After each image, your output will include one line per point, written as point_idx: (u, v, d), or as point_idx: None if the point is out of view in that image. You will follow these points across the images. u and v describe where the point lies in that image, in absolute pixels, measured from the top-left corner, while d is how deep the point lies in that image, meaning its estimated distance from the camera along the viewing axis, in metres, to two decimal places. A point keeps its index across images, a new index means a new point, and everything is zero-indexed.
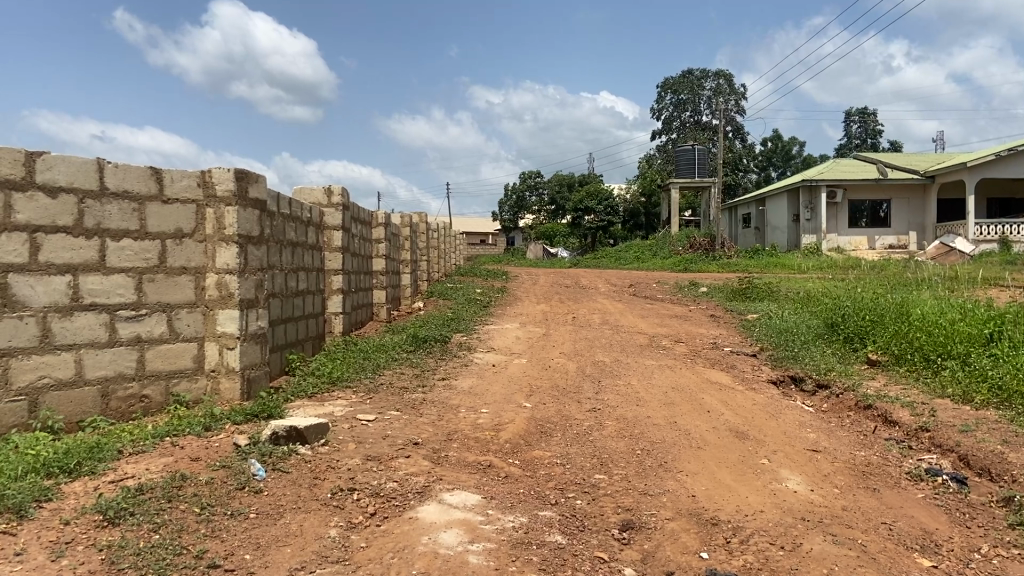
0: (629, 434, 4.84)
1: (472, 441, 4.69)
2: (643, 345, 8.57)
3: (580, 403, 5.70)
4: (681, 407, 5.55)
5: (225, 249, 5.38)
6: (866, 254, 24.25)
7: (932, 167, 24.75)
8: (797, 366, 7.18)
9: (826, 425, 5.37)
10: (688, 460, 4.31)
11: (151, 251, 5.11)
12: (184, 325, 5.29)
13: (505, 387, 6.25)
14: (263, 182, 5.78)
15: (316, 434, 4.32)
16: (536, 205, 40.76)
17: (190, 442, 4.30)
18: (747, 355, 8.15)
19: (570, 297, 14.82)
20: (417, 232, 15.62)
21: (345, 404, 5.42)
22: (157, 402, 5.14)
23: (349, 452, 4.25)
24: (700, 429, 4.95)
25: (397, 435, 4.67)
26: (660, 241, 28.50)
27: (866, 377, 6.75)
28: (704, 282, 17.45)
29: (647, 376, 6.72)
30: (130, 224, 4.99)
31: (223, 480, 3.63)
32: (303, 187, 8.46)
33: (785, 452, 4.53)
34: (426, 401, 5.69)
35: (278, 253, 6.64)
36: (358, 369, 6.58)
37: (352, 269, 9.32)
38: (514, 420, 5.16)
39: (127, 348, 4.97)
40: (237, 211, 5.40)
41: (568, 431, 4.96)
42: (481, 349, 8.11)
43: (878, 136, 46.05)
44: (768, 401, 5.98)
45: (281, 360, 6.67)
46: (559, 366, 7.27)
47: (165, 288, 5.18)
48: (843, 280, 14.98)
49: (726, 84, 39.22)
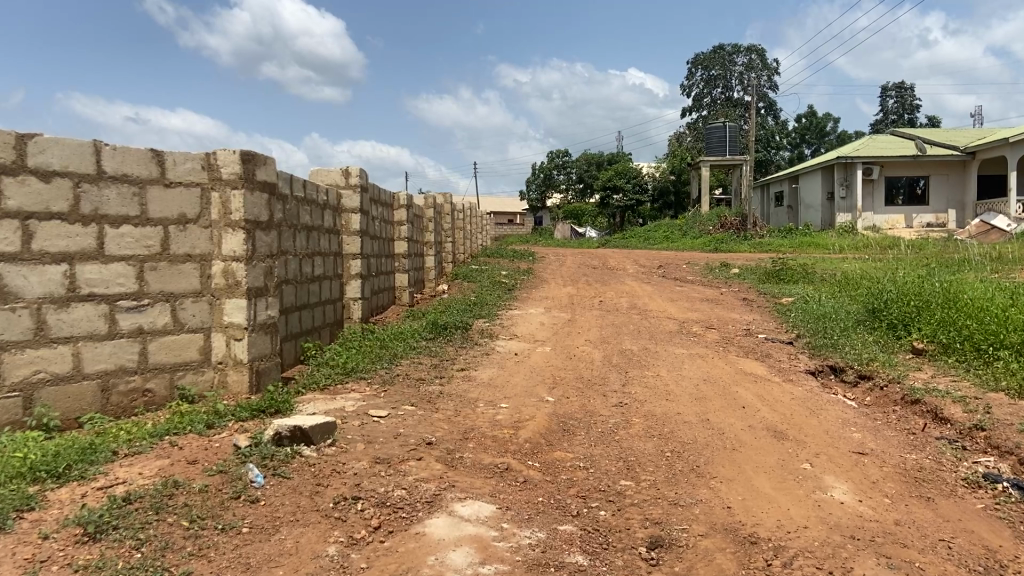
0: (658, 433, 4.50)
1: (490, 441, 4.38)
2: (673, 333, 8.20)
3: (606, 398, 5.36)
4: (713, 402, 5.19)
5: (231, 235, 5.10)
6: (904, 232, 23.51)
7: (973, 142, 23.83)
8: (837, 355, 6.77)
9: (871, 422, 4.98)
10: (723, 465, 3.97)
11: (152, 238, 4.85)
12: (189, 315, 5.04)
13: (527, 379, 5.93)
14: (272, 163, 5.49)
15: (322, 434, 4.05)
16: (564, 183, 40.21)
17: (189, 443, 4.06)
18: (783, 343, 7.74)
19: (597, 279, 14.44)
20: (442, 213, 15.31)
21: (357, 398, 5.15)
22: (161, 396, 4.91)
23: (357, 454, 3.97)
24: (735, 427, 4.60)
25: (409, 434, 4.38)
26: (689, 221, 27.90)
27: (912, 368, 6.33)
28: (736, 262, 16.95)
29: (677, 367, 6.36)
30: (129, 210, 4.73)
31: (218, 488, 3.37)
32: (319, 169, 8.18)
33: (829, 455, 4.16)
34: (443, 395, 5.40)
35: (291, 238, 6.37)
36: (373, 359, 6.31)
37: (371, 253, 9.04)
38: (535, 416, 4.85)
39: (129, 340, 4.74)
40: (244, 194, 5.11)
41: (592, 429, 4.63)
42: (504, 336, 7.80)
43: (916, 111, 44.71)
44: (808, 395, 5.59)
45: (295, 349, 6.43)
46: (584, 355, 6.94)
47: (168, 276, 4.93)
48: (882, 261, 14.40)
49: (758, 59, 38.27)
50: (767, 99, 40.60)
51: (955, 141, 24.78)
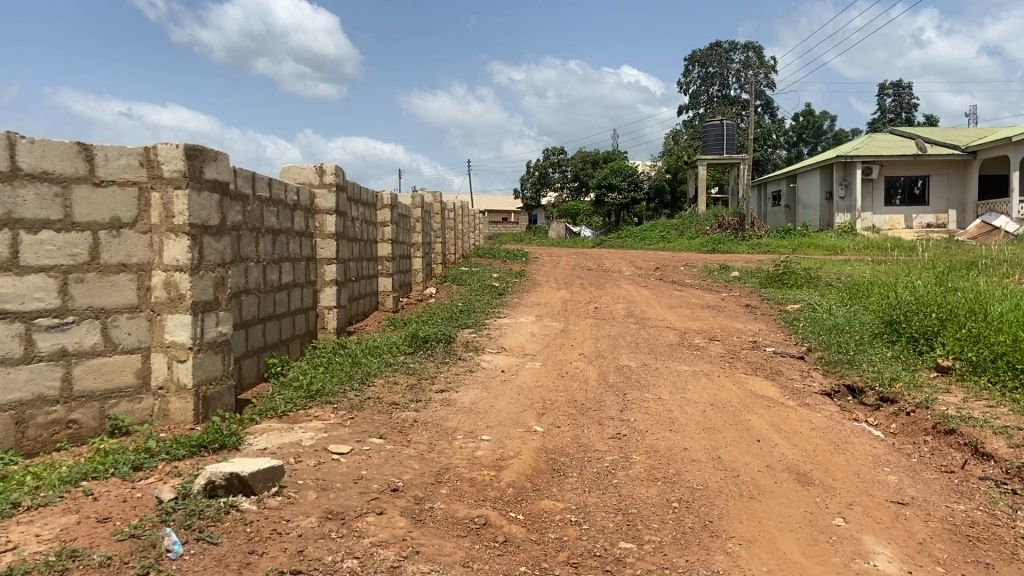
0: (663, 477, 3.86)
1: (467, 485, 3.75)
2: (674, 345, 7.57)
3: (602, 427, 4.72)
4: (724, 434, 4.55)
5: (174, 242, 4.46)
6: (904, 233, 22.94)
7: (975, 142, 23.24)
8: (855, 373, 6.17)
9: (905, 460, 4.36)
10: (740, 521, 3.35)
11: (79, 246, 4.20)
12: (123, 333, 4.39)
13: (513, 403, 5.29)
14: (223, 160, 4.84)
15: (264, 482, 3.41)
16: (559, 181, 39.58)
17: (107, 492, 3.42)
18: (794, 357, 7.12)
19: (591, 282, 13.80)
20: (431, 212, 14.64)
21: (317, 429, 4.50)
22: (88, 428, 4.26)
23: (305, 507, 3.33)
24: (751, 468, 3.99)
25: (373, 477, 3.74)
26: (687, 219, 27.27)
27: (940, 390, 5.71)
28: (734, 265, 16.31)
29: (681, 389, 5.72)
30: (50, 213, 4.09)
31: (124, 562, 2.73)
32: (291, 167, 7.56)
33: (864, 507, 3.55)
34: (417, 423, 4.75)
35: (253, 243, 5.74)
36: (343, 378, 5.65)
37: (349, 256, 8.39)
38: (521, 453, 4.22)
39: (49, 364, 4.09)
40: (189, 195, 4.47)
41: (586, 470, 4.00)
42: (490, 350, 7.15)
43: (913, 110, 44.22)
44: (829, 423, 4.95)
45: (256, 366, 5.78)
46: (577, 373, 6.29)
47: (98, 290, 4.28)
48: (890, 264, 13.73)
49: (754, 57, 37.71)
50: (764, 97, 40.04)
51: (955, 142, 24.22)
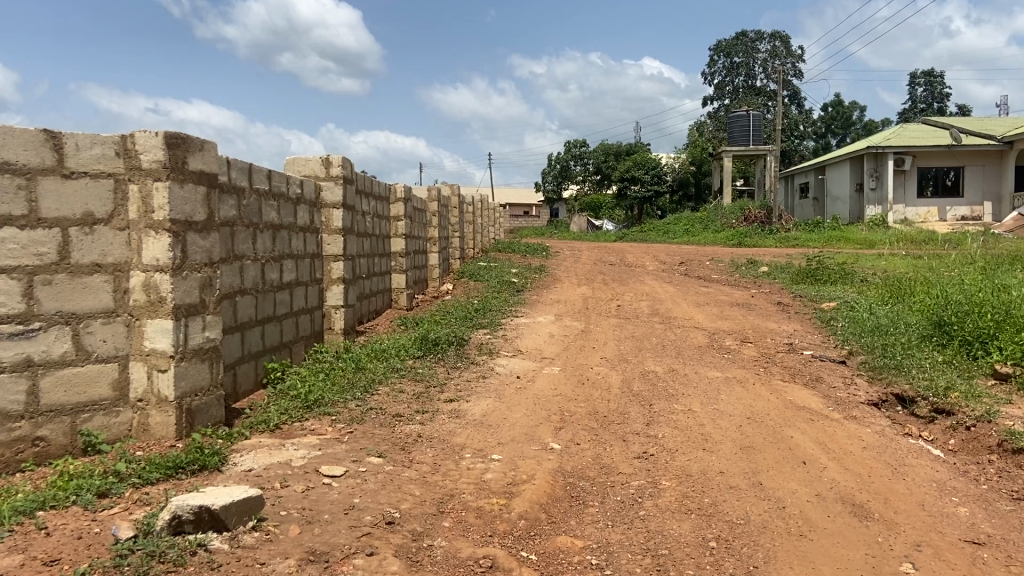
0: (697, 508, 3.37)
1: (473, 517, 3.29)
2: (703, 348, 7.06)
3: (627, 445, 4.24)
4: (765, 455, 4.05)
5: (154, 240, 4.04)
6: (938, 226, 22.15)
7: (1012, 131, 22.35)
8: (904, 380, 5.62)
9: (973, 485, 3.85)
10: (790, 566, 2.86)
11: (46, 244, 3.80)
12: (97, 340, 3.98)
13: (528, 416, 4.83)
14: (209, 149, 4.41)
15: (240, 515, 2.98)
16: (581, 174, 39.14)
17: (63, 525, 2.99)
18: (834, 361, 6.58)
19: (614, 278, 13.29)
20: (450, 207, 14.22)
21: (310, 447, 4.06)
22: (57, 445, 3.86)
23: (285, 546, 2.89)
24: (797, 497, 3.50)
25: (366, 507, 3.29)
26: (711, 212, 26.59)
27: (1001, 401, 5.15)
28: (762, 259, 15.71)
29: (712, 398, 5.22)
30: (13, 208, 3.69)
31: None
32: (295, 159, 7.13)
33: (935, 548, 3.05)
34: (421, 439, 4.30)
35: (249, 239, 5.32)
36: (344, 386, 5.21)
37: (359, 253, 7.96)
38: (535, 476, 3.75)
39: (11, 375, 3.70)
40: (170, 187, 4.04)
41: (609, 498, 3.53)
42: (506, 353, 6.69)
43: (944, 100, 43.07)
44: (882, 440, 4.44)
45: (254, 371, 5.37)
46: (599, 380, 5.80)
47: (69, 293, 3.88)
48: (929, 259, 13.06)
49: (783, 46, 36.84)
50: (792, 87, 39.15)
51: (990, 131, 23.39)
